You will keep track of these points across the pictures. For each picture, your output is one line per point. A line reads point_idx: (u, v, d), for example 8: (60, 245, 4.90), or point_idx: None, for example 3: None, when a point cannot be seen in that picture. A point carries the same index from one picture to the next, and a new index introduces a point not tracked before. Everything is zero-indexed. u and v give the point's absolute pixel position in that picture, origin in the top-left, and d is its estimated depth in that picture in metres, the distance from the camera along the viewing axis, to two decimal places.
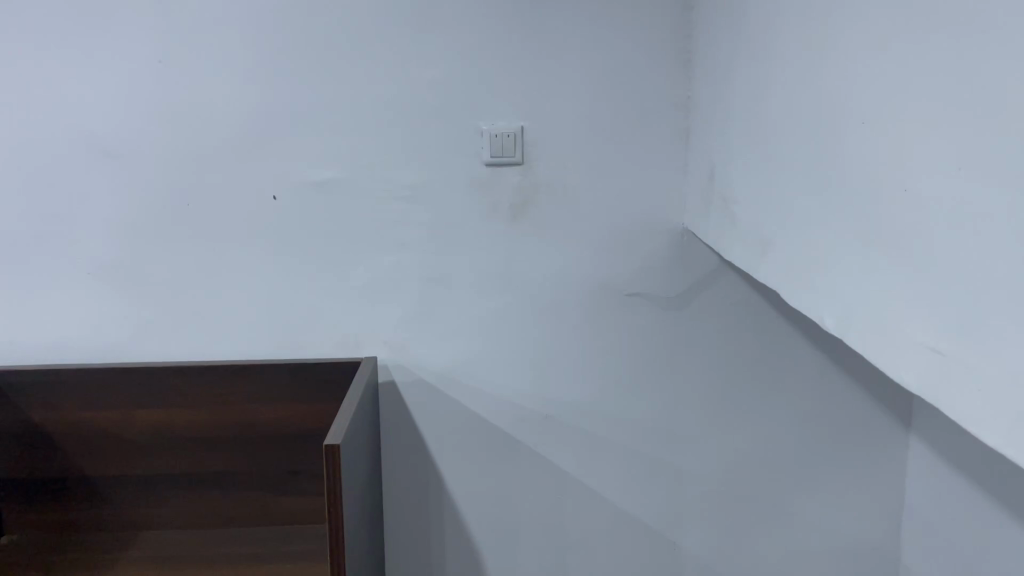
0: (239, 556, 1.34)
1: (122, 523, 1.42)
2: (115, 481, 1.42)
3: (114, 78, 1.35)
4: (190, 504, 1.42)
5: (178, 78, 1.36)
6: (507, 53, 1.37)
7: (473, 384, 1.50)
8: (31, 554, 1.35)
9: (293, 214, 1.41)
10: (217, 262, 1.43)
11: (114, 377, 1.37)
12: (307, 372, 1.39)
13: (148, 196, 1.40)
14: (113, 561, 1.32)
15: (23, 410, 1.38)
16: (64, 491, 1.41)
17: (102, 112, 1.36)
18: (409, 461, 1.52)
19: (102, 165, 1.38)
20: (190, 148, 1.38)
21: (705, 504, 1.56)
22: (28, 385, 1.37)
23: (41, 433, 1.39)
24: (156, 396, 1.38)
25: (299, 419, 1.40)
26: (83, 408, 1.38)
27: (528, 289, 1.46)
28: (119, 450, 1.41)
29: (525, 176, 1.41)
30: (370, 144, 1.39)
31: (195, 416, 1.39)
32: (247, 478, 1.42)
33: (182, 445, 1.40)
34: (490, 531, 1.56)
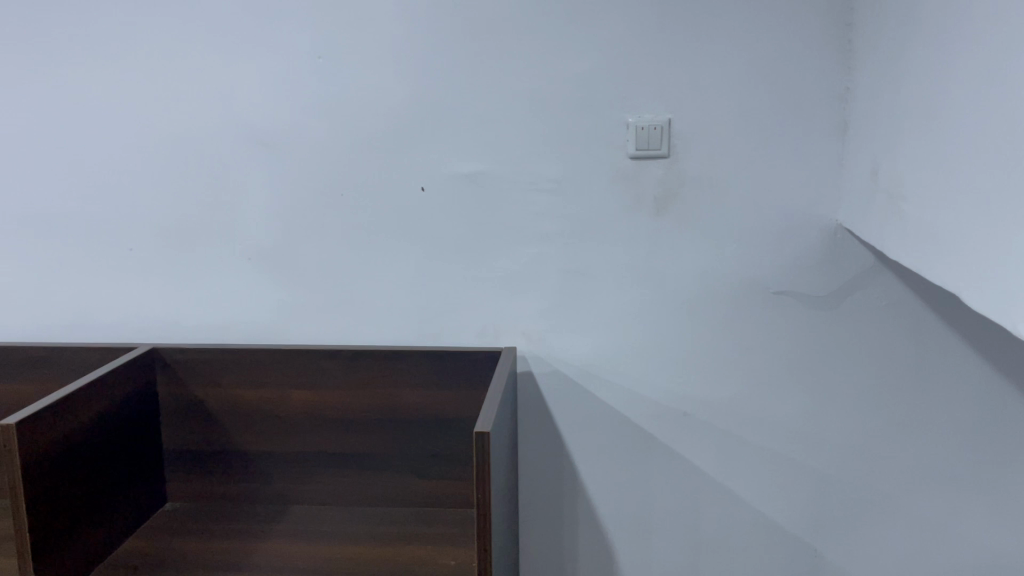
0: (381, 534, 1.38)
1: (273, 496, 1.50)
2: (267, 457, 1.49)
3: (274, 74, 1.42)
4: (337, 482, 1.48)
5: (336, 72, 1.41)
6: (656, 44, 1.35)
7: (610, 377, 1.49)
8: (193, 521, 1.44)
9: (441, 205, 1.45)
10: (366, 250, 1.48)
11: (270, 358, 1.45)
12: (450, 359, 1.42)
13: (305, 186, 1.46)
14: (267, 531, 1.40)
15: (188, 384, 1.48)
16: (220, 463, 1.50)
17: (265, 105, 1.43)
18: (545, 451, 1.53)
19: (263, 157, 1.45)
20: (345, 140, 1.44)
21: (850, 512, 1.50)
22: (194, 362, 1.46)
23: (203, 408, 1.48)
24: (307, 377, 1.45)
25: (442, 405, 1.44)
26: (241, 386, 1.47)
27: (670, 283, 1.44)
28: (271, 428, 1.48)
29: (671, 169, 1.40)
30: (516, 137, 1.41)
31: (344, 397, 1.45)
32: (391, 460, 1.46)
33: (329, 425, 1.46)
34: (625, 526, 1.55)
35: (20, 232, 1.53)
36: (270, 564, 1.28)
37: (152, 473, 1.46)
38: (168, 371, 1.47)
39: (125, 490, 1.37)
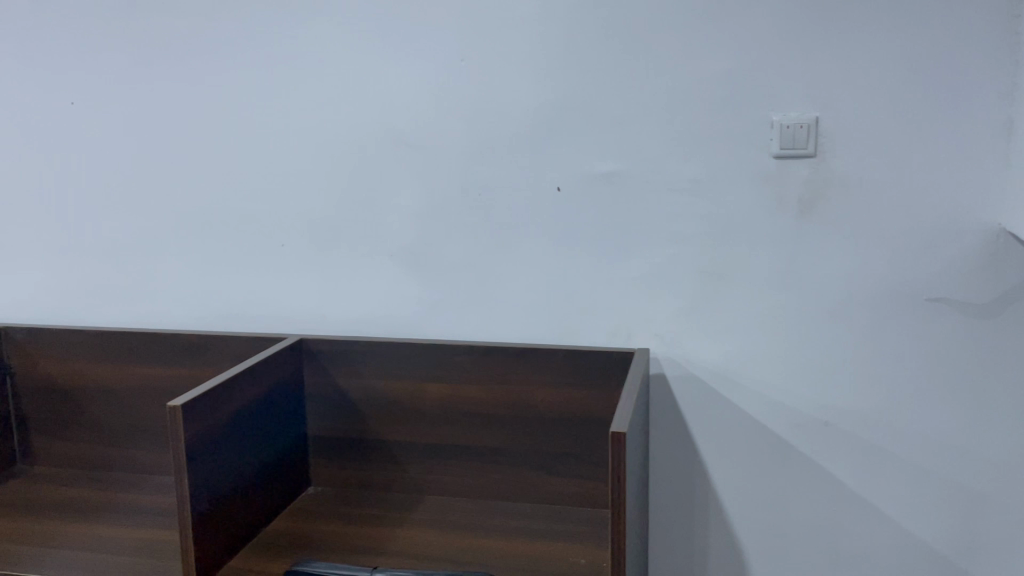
0: (513, 529, 1.39)
1: (408, 486, 1.54)
2: (403, 447, 1.54)
3: (418, 76, 1.47)
4: (469, 475, 1.51)
5: (478, 74, 1.44)
6: (805, 41, 1.31)
7: (747, 382, 1.45)
8: (333, 505, 1.51)
9: (577, 205, 1.45)
10: (502, 249, 1.50)
11: (409, 352, 1.50)
12: (584, 359, 1.42)
13: (445, 186, 1.50)
14: (402, 519, 1.44)
15: (332, 375, 1.55)
16: (360, 451, 1.56)
17: (409, 107, 1.48)
18: (677, 454, 1.51)
19: (406, 157, 1.50)
20: (484, 140, 1.46)
21: (1008, 535, 1.40)
22: (338, 353, 1.53)
23: (345, 397, 1.55)
24: (443, 371, 1.49)
25: (574, 403, 1.44)
26: (381, 378, 1.52)
27: (813, 287, 1.39)
28: (408, 419, 1.52)
29: (817, 170, 1.35)
30: (655, 136, 1.39)
31: (478, 392, 1.48)
32: (522, 456, 1.48)
33: (463, 419, 1.50)
34: (758, 535, 1.51)
35: (181, 229, 1.64)
36: (407, 551, 1.33)
37: (297, 458, 1.54)
38: (314, 360, 1.55)
39: (274, 472, 1.45)
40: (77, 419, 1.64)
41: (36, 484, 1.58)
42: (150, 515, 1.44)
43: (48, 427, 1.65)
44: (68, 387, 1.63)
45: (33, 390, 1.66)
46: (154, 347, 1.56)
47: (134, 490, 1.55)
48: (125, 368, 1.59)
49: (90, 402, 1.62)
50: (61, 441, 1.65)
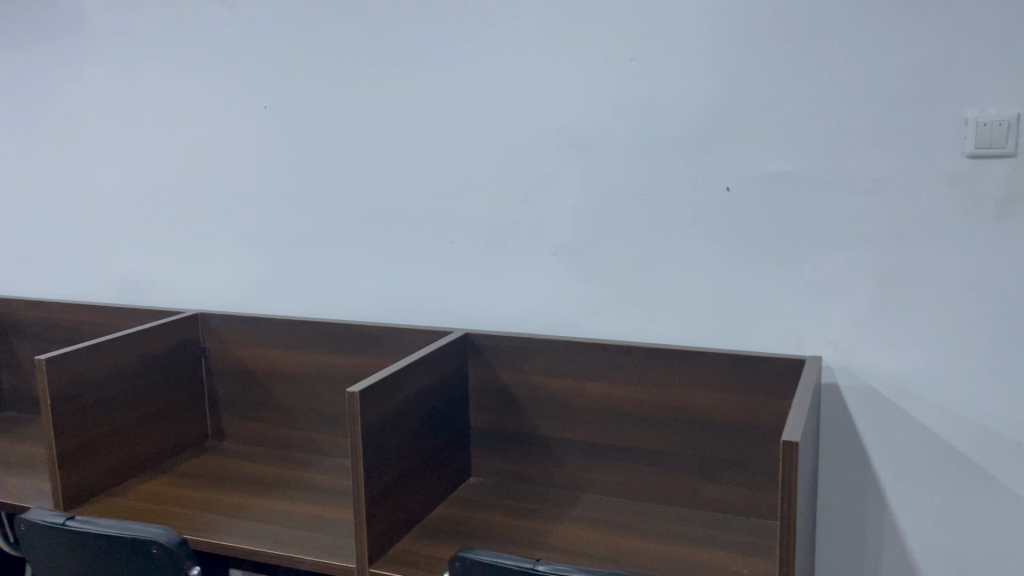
0: (672, 533, 1.38)
1: (566, 482, 1.56)
2: (562, 443, 1.55)
3: (588, 76, 1.47)
4: (627, 476, 1.50)
5: (648, 74, 1.43)
6: (1007, 31, 1.22)
7: (928, 396, 1.37)
8: (493, 496, 1.54)
9: (748, 205, 1.41)
10: (667, 249, 1.48)
11: (571, 349, 1.51)
12: (750, 363, 1.39)
13: (612, 185, 1.50)
14: (560, 515, 1.46)
15: (494, 369, 1.59)
16: (520, 445, 1.59)
17: (578, 107, 1.49)
18: (847, 467, 1.44)
19: (574, 157, 1.51)
20: (652, 139, 1.45)
21: None
22: (502, 347, 1.57)
23: (507, 392, 1.58)
24: (605, 371, 1.49)
25: (737, 409, 1.41)
26: (542, 374, 1.54)
27: (1008, 296, 1.29)
28: (567, 417, 1.54)
29: (1017, 170, 1.25)
30: (833, 134, 1.34)
31: (638, 392, 1.47)
32: (682, 459, 1.46)
33: (622, 419, 1.49)
34: (936, 560, 1.41)
35: (357, 227, 1.71)
36: (566, 547, 1.34)
37: (461, 448, 1.59)
38: (479, 354, 1.59)
39: (438, 461, 1.50)
40: (262, 401, 1.76)
41: (226, 459, 1.72)
42: (325, 494, 1.53)
43: (237, 407, 1.79)
44: (255, 371, 1.77)
45: (224, 373, 1.80)
46: (333, 336, 1.66)
47: (311, 469, 1.65)
48: (305, 355, 1.70)
49: (274, 385, 1.75)
50: (248, 421, 1.79)
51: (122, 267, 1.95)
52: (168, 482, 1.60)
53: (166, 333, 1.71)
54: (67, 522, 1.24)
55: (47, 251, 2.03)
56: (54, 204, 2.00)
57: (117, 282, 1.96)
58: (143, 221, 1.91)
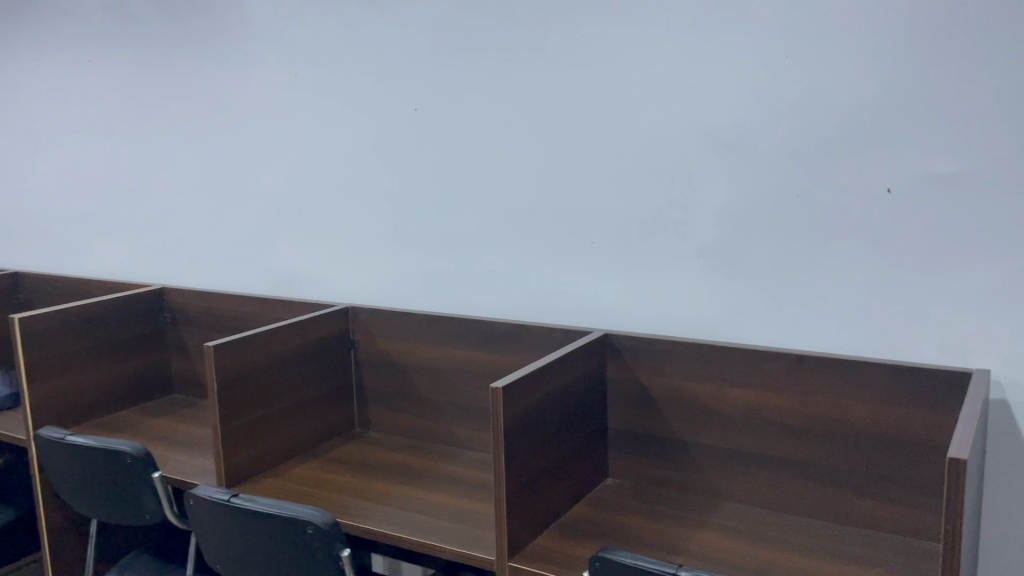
0: (819, 547, 1.33)
1: (705, 489, 1.53)
2: (701, 449, 1.52)
3: (738, 74, 1.44)
4: (769, 486, 1.46)
5: (803, 70, 1.38)
6: None
7: None
8: (630, 499, 1.54)
9: (909, 208, 1.34)
10: (819, 252, 1.43)
11: (714, 353, 1.48)
12: (907, 375, 1.31)
13: (761, 186, 1.46)
14: (699, 521, 1.43)
15: (633, 371, 1.58)
16: (658, 449, 1.57)
17: (727, 105, 1.46)
18: (1016, 490, 1.34)
19: (721, 157, 1.48)
20: (805, 139, 1.40)
21: None
22: (642, 350, 1.56)
23: (646, 394, 1.57)
24: (749, 376, 1.45)
25: (893, 422, 1.33)
26: (682, 378, 1.52)
27: None
28: (708, 422, 1.51)
29: None
30: (1009, 133, 1.25)
31: (784, 400, 1.42)
32: (830, 472, 1.40)
33: (766, 427, 1.45)
34: None
35: (500, 225, 1.74)
36: (706, 554, 1.31)
37: (598, 449, 1.59)
38: (618, 356, 1.59)
39: (577, 460, 1.51)
40: (406, 393, 1.83)
41: (371, 447, 1.79)
42: (465, 486, 1.57)
43: (381, 398, 1.87)
44: (399, 364, 1.83)
45: (371, 365, 1.87)
46: (474, 333, 1.70)
47: (451, 461, 1.69)
48: (448, 350, 1.75)
49: (416, 379, 1.80)
50: (392, 412, 1.85)
51: (279, 262, 2.07)
52: (318, 467, 1.68)
53: (318, 325, 1.80)
54: (230, 499, 1.33)
55: (211, 245, 2.17)
56: (217, 200, 2.14)
57: (274, 275, 2.08)
58: (298, 218, 2.01)
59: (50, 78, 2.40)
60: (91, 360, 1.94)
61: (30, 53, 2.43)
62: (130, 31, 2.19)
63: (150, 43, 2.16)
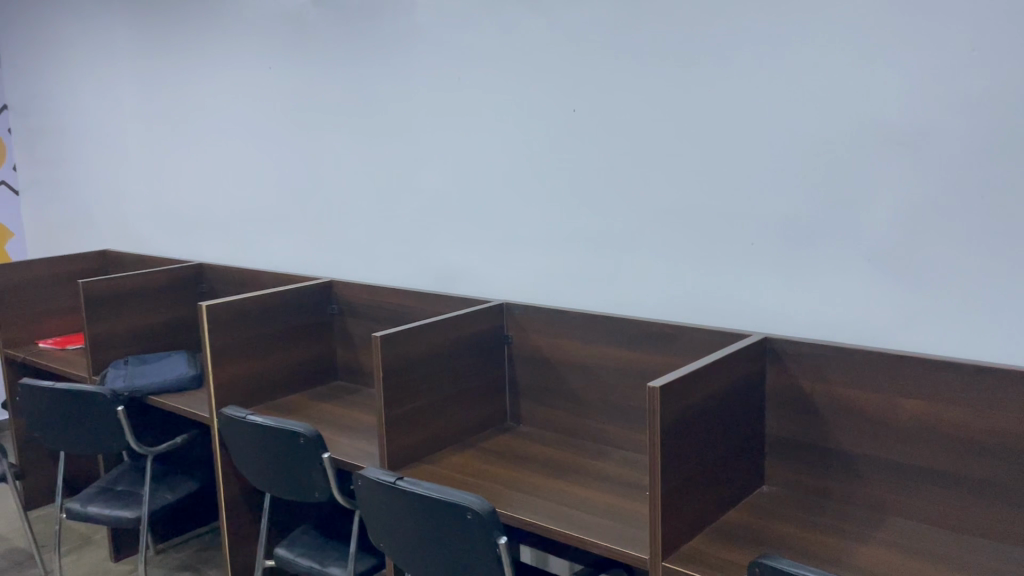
0: (996, 571, 1.25)
1: (868, 501, 1.47)
2: (866, 460, 1.46)
3: (917, 68, 1.37)
4: (941, 502, 1.38)
5: (990, 64, 1.30)
6: None
7: None
8: (788, 507, 1.50)
9: None
10: (1004, 258, 1.34)
11: (883, 361, 1.42)
12: None
13: (940, 186, 1.38)
14: (863, 535, 1.38)
15: (794, 376, 1.53)
16: (819, 458, 1.52)
17: (903, 101, 1.39)
18: None
19: (895, 156, 1.41)
20: (991, 136, 1.31)
21: None
22: (804, 355, 1.51)
23: (808, 400, 1.52)
24: (921, 386, 1.38)
25: None
26: (848, 386, 1.47)
27: None
28: (874, 433, 1.45)
29: None
30: None
31: (960, 414, 1.35)
32: (1010, 492, 1.31)
33: (939, 440, 1.37)
34: None
35: (657, 225, 1.74)
36: (870, 568, 1.26)
37: (755, 455, 1.56)
38: (778, 360, 1.55)
39: (733, 464, 1.49)
40: (559, 390, 1.85)
41: (524, 441, 1.83)
42: (618, 484, 1.58)
43: (534, 393, 1.90)
44: (553, 361, 1.86)
45: (525, 361, 1.91)
46: (628, 332, 1.70)
47: (603, 458, 1.71)
48: (601, 349, 1.76)
49: (569, 375, 1.83)
50: (544, 407, 1.89)
51: (439, 258, 2.15)
52: (473, 457, 1.74)
53: (476, 320, 1.86)
54: (397, 482, 1.39)
55: (376, 241, 2.28)
56: (382, 198, 2.24)
57: (435, 271, 2.16)
58: (458, 216, 2.08)
59: (234, 84, 2.59)
60: (267, 347, 2.08)
61: (217, 61, 2.62)
62: (306, 38, 2.33)
63: (323, 49, 2.29)
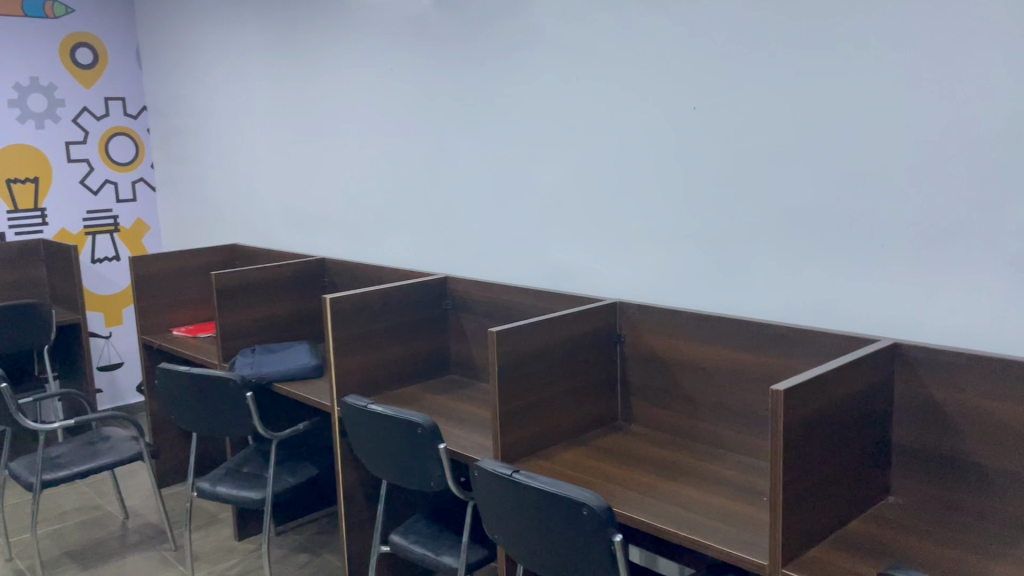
0: None
1: (1005, 519, 1.39)
2: (1003, 475, 1.39)
3: None
4: None
5: None
6: None
7: None
8: (916, 520, 1.44)
9: None
10: None
11: None
12: None
13: None
14: (998, 552, 1.31)
15: (926, 384, 1.47)
16: (950, 470, 1.45)
17: None
18: None
19: None
20: None
21: None
22: (938, 362, 1.45)
23: (940, 410, 1.46)
24: None
25: None
26: (985, 396, 1.40)
27: None
28: (1013, 447, 1.37)
29: None
30: None
31: None
32: None
33: None
34: None
35: (779, 225, 1.70)
36: None
37: (881, 464, 1.50)
38: (908, 367, 1.49)
39: (857, 473, 1.44)
40: (672, 390, 1.83)
41: (636, 441, 1.82)
42: (734, 488, 1.55)
43: (646, 393, 1.89)
44: (667, 361, 1.84)
45: (638, 360, 1.90)
46: (746, 333, 1.67)
47: (717, 462, 1.68)
48: (717, 350, 1.73)
49: (684, 376, 1.81)
50: (657, 408, 1.87)
51: (555, 256, 2.17)
52: (585, 454, 1.74)
53: (590, 318, 1.86)
54: (513, 474, 1.42)
55: (491, 239, 2.32)
56: (498, 196, 2.28)
57: (549, 269, 2.18)
58: (574, 215, 2.10)
59: (357, 85, 2.68)
60: (384, 339, 2.15)
61: (341, 62, 2.72)
62: (427, 40, 2.39)
63: (443, 50, 2.35)
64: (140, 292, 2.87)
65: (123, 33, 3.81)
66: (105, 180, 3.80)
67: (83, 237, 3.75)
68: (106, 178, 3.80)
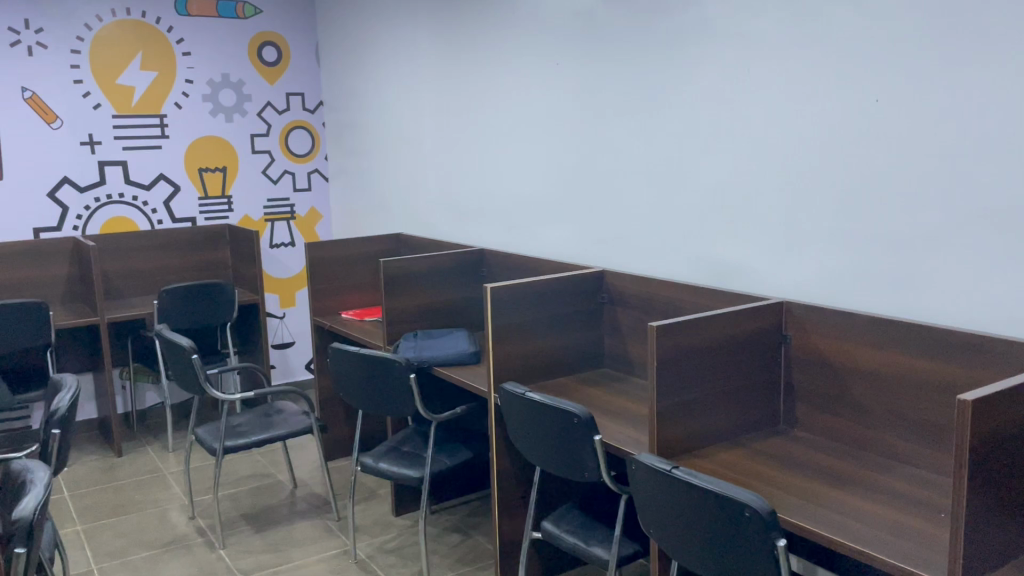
0: None
1: None
2: None
3: None
4: None
5: None
6: None
7: None
8: None
9: None
10: None
11: None
12: None
13: None
14: None
15: None
16: None
17: None
18: None
19: None
20: None
21: None
22: None
23: None
24: None
25: None
26: None
27: None
28: None
29: None
30: None
31: None
32: None
33: None
34: None
35: (966, 226, 1.59)
36: None
37: None
38: None
39: None
40: (840, 395, 1.76)
41: (799, 446, 1.76)
42: (907, 501, 1.47)
43: (812, 397, 1.82)
44: (835, 364, 1.77)
45: (804, 362, 1.83)
46: (926, 339, 1.58)
47: (888, 472, 1.60)
48: (893, 355, 1.64)
49: (854, 381, 1.73)
50: (822, 413, 1.80)
51: (718, 252, 2.12)
52: (744, 456, 1.70)
53: (754, 317, 1.81)
54: (672, 470, 1.40)
55: (653, 233, 2.30)
56: (661, 190, 2.26)
57: (711, 265, 2.14)
58: (740, 211, 2.05)
59: (523, 79, 2.72)
60: (541, 330, 2.18)
61: (507, 58, 2.78)
62: (595, 34, 2.40)
63: (610, 44, 2.35)
64: (314, 275, 3.05)
65: (305, 32, 4.04)
66: (285, 171, 4.05)
67: (263, 223, 4.03)
68: (285, 168, 4.05)
